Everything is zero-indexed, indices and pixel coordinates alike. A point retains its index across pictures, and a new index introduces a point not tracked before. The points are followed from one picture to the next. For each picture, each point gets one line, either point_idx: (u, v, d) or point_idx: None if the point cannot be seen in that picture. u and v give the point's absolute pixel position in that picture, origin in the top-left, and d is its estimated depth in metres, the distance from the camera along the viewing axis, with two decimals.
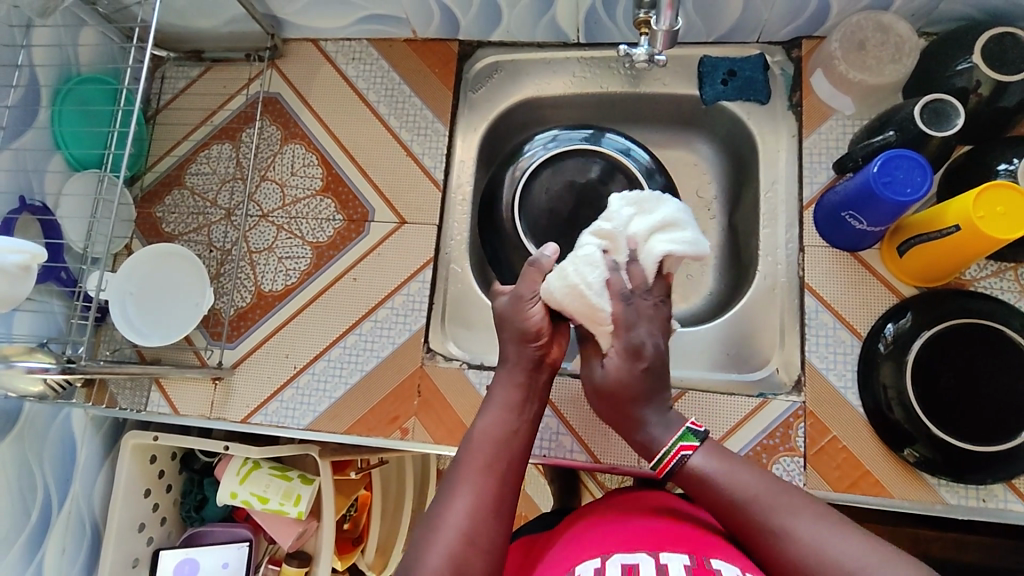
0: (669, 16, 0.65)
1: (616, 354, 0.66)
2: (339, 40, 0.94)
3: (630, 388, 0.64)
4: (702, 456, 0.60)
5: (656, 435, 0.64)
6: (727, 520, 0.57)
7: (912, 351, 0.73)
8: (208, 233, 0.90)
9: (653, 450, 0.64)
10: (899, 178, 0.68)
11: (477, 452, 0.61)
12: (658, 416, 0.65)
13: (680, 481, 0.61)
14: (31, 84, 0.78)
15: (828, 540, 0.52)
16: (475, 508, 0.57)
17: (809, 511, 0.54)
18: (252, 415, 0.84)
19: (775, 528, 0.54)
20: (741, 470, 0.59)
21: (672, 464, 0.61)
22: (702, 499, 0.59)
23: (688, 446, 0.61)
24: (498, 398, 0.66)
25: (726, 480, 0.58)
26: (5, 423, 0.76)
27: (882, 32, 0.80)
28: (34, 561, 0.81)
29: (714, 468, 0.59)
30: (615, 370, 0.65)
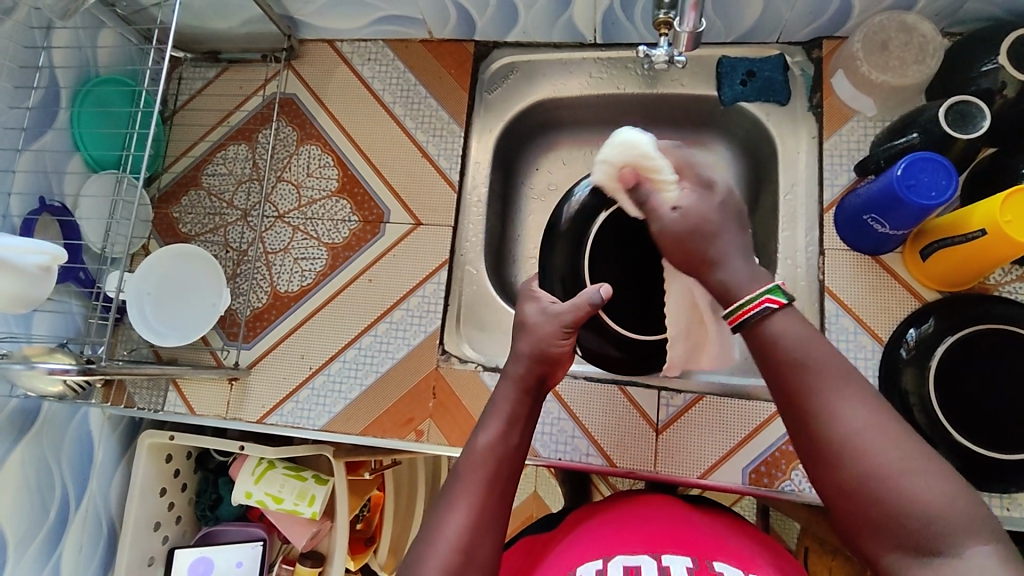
0: (692, 17, 0.64)
1: (688, 191, 0.57)
2: (355, 41, 0.95)
3: (710, 221, 0.55)
4: (783, 318, 0.51)
5: (736, 274, 0.53)
6: (779, 384, 0.50)
7: (935, 357, 0.72)
8: (225, 233, 0.91)
9: (732, 295, 0.53)
10: (924, 181, 0.67)
11: (476, 465, 0.56)
12: (744, 261, 0.54)
13: (747, 335, 0.52)
14: (52, 86, 0.79)
15: (883, 446, 0.46)
16: (471, 527, 0.52)
17: (872, 404, 0.48)
18: (267, 416, 0.84)
19: (829, 411, 0.48)
20: (817, 339, 0.50)
21: (748, 317, 0.51)
22: (761, 354, 0.51)
23: (776, 302, 0.51)
24: (501, 409, 0.61)
25: (798, 347, 0.50)
26: (25, 422, 0.76)
27: (905, 32, 0.78)
28: (52, 559, 0.82)
29: (789, 328, 0.50)
30: (692, 208, 0.56)
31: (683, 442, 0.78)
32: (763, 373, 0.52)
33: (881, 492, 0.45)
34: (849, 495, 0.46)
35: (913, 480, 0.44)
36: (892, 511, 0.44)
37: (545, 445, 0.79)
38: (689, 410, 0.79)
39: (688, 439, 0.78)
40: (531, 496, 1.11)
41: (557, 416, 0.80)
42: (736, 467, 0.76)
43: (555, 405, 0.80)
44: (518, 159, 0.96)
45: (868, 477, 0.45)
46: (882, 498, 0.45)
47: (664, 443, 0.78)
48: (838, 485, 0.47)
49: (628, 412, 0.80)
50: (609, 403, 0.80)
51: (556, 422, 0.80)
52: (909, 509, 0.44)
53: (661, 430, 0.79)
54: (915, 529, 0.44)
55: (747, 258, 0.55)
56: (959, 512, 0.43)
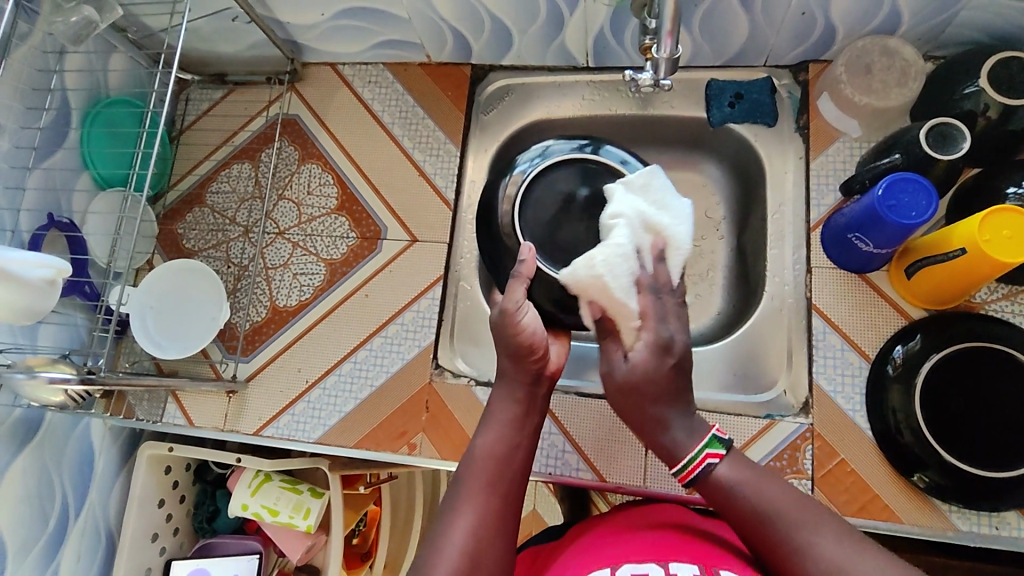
0: (668, 44, 0.67)
1: (645, 345, 0.60)
2: (356, 64, 0.98)
3: (655, 383, 0.59)
4: (729, 467, 0.56)
5: (679, 438, 0.58)
6: (753, 533, 0.52)
7: (921, 374, 0.73)
8: (227, 249, 0.93)
9: (675, 456, 0.58)
10: (904, 202, 0.68)
11: (478, 472, 0.57)
12: (683, 421, 0.59)
13: (705, 492, 0.56)
14: (63, 107, 0.82)
15: (857, 562, 0.47)
16: (477, 531, 0.53)
17: (836, 529, 0.50)
18: (264, 428, 0.86)
19: (800, 544, 0.50)
20: (767, 479, 0.54)
21: (696, 471, 0.56)
22: (722, 507, 0.55)
23: (716, 454, 0.56)
24: (498, 413, 0.62)
25: (753, 490, 0.53)
26: (27, 432, 0.78)
27: (888, 56, 0.81)
28: (50, 568, 0.83)
29: (737, 474, 0.55)
30: (641, 363, 0.59)
31: None
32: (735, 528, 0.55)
33: None
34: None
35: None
36: None
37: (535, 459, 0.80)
38: None
39: None
40: (529, 514, 1.12)
41: (548, 430, 0.81)
42: None
43: (546, 419, 0.81)
44: None
45: None
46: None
47: (654, 458, 0.79)
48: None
49: (618, 427, 0.81)
50: (599, 418, 0.81)
51: (546, 437, 0.81)
52: None
53: None
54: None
55: (688, 409, 0.60)
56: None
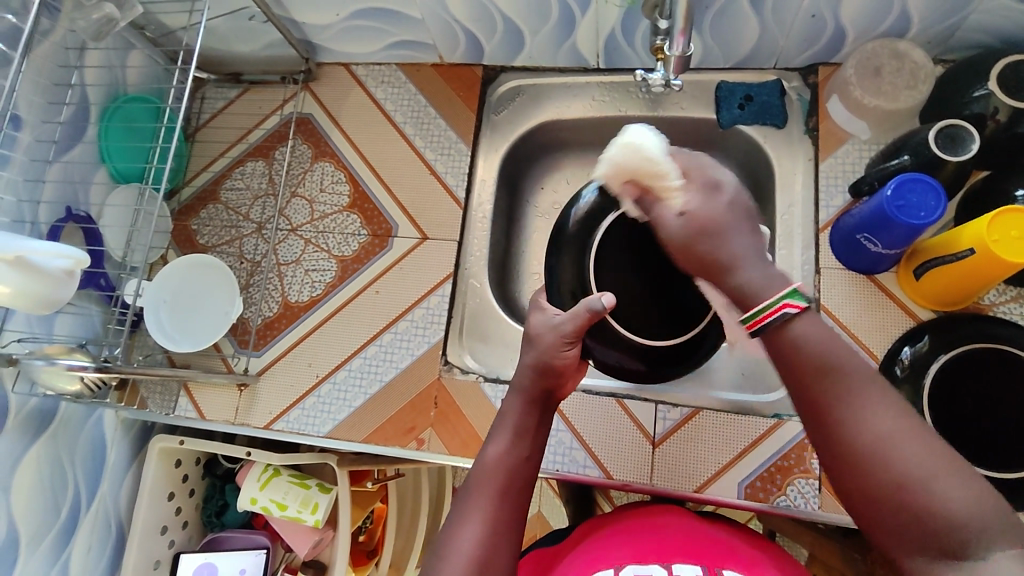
0: (681, 42, 0.68)
1: (692, 194, 0.57)
2: (369, 64, 0.99)
3: (714, 222, 0.55)
4: (805, 319, 0.49)
5: (755, 280, 0.52)
6: (805, 388, 0.49)
7: (928, 376, 0.73)
8: (240, 245, 0.94)
9: (749, 301, 0.52)
10: (912, 202, 0.69)
11: (487, 479, 0.57)
12: (760, 264, 0.53)
13: (767, 339, 0.51)
14: (82, 102, 0.84)
15: (907, 447, 0.44)
16: (486, 539, 0.53)
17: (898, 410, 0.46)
18: (274, 421, 0.86)
19: (857, 415, 0.46)
20: (837, 341, 0.49)
21: (770, 319, 0.50)
22: (780, 356, 0.50)
23: (795, 306, 0.49)
24: (508, 423, 0.62)
25: (819, 344, 0.48)
26: (42, 421, 0.79)
27: (897, 59, 0.81)
28: (61, 558, 0.84)
29: (805, 327, 0.49)
30: (698, 212, 0.56)
31: (680, 456, 0.79)
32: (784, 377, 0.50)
33: (924, 499, 0.43)
34: (880, 503, 0.45)
35: (939, 484, 0.43)
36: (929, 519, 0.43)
37: (543, 455, 0.81)
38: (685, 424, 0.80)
39: (685, 453, 0.79)
40: (535, 514, 1.12)
41: (555, 427, 0.82)
42: (733, 481, 0.77)
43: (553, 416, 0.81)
44: (523, 178, 0.99)
45: (905, 487, 0.44)
46: (909, 502, 0.43)
47: (660, 456, 0.79)
48: (860, 496, 0.46)
49: (625, 425, 0.81)
50: (607, 416, 0.82)
51: (554, 434, 0.81)
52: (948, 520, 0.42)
53: (658, 443, 0.80)
54: (938, 538, 0.43)
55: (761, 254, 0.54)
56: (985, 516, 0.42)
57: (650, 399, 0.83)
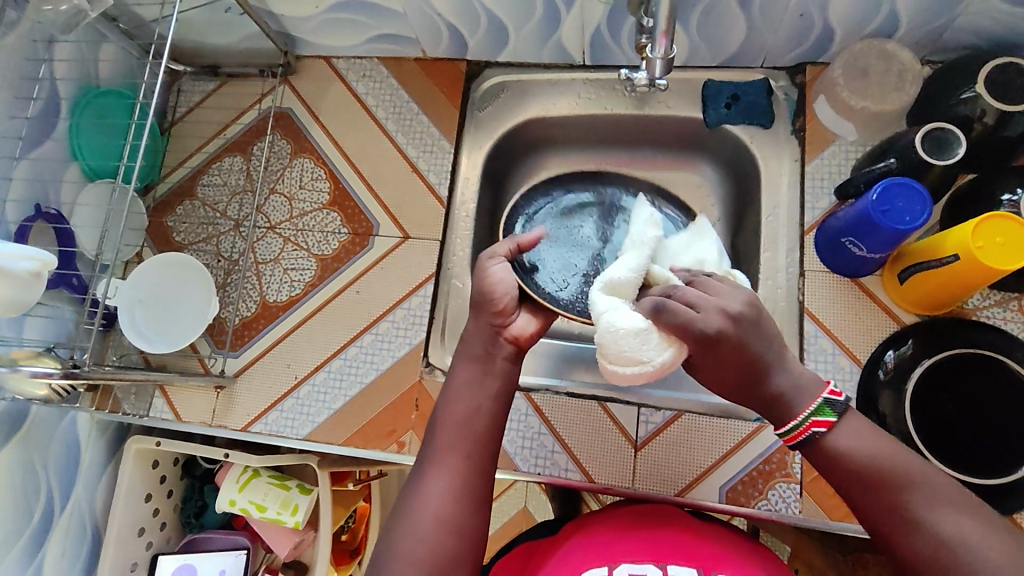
0: (663, 44, 0.66)
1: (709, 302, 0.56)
2: (350, 58, 0.97)
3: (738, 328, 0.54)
4: (841, 433, 0.52)
5: (785, 387, 0.54)
6: (863, 495, 0.51)
7: (912, 379, 0.73)
8: (217, 243, 0.92)
9: (781, 416, 0.54)
10: (898, 207, 0.68)
11: (447, 439, 0.58)
12: (787, 371, 0.54)
13: (809, 452, 0.54)
14: (52, 97, 0.81)
15: (972, 539, 0.47)
16: (450, 501, 0.55)
17: (961, 504, 0.49)
18: (252, 424, 0.85)
19: (918, 518, 0.49)
20: (880, 442, 0.52)
21: (805, 436, 0.53)
22: (828, 469, 0.53)
23: (824, 421, 0.53)
24: (462, 375, 0.62)
25: (861, 455, 0.51)
26: (12, 424, 0.78)
27: (885, 59, 0.80)
28: (34, 563, 0.82)
29: (850, 431, 0.52)
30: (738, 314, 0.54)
31: (663, 460, 0.78)
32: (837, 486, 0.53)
33: None
34: None
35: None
36: None
37: (525, 459, 0.80)
38: (668, 428, 0.79)
39: (667, 458, 0.78)
40: (519, 511, 1.12)
41: (538, 430, 0.81)
42: (714, 485, 0.77)
43: (535, 419, 0.80)
44: (508, 176, 0.98)
45: None
46: None
47: (643, 460, 0.78)
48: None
49: (608, 428, 0.80)
50: (589, 419, 0.81)
51: (537, 437, 0.80)
52: None
53: (640, 446, 0.79)
54: None
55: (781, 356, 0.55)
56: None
57: (633, 402, 0.82)
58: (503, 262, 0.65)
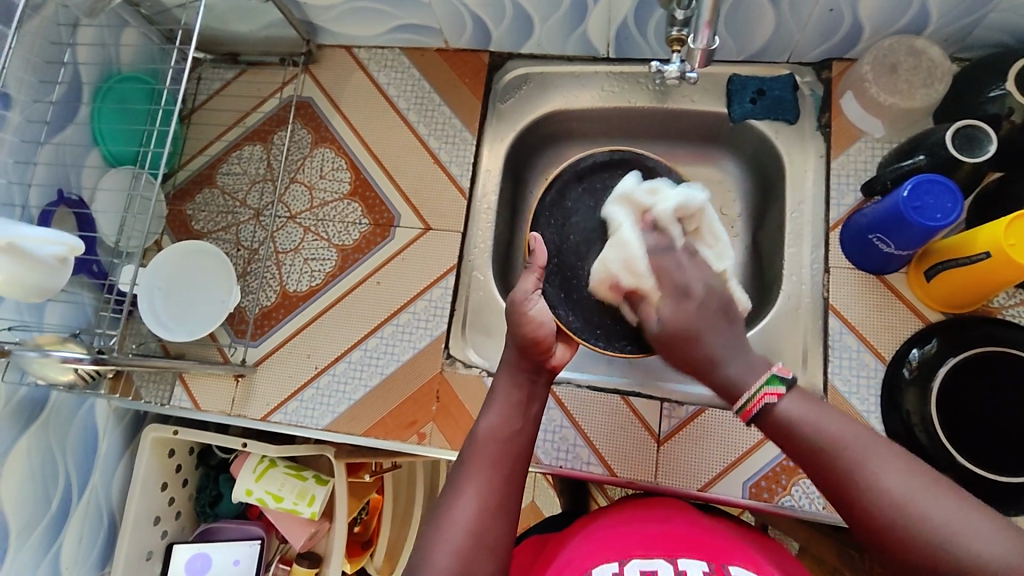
0: (705, 35, 0.66)
1: (666, 300, 0.65)
2: (372, 48, 0.96)
3: (687, 326, 0.61)
4: (791, 402, 0.54)
5: (736, 373, 0.58)
6: (819, 467, 0.52)
7: (937, 378, 0.72)
8: (237, 232, 0.92)
9: (735, 393, 0.57)
10: (929, 204, 0.68)
11: (482, 452, 0.60)
12: (740, 357, 0.59)
13: (764, 426, 0.55)
14: (75, 81, 0.81)
15: (928, 501, 0.47)
16: (480, 511, 0.56)
17: (908, 467, 0.49)
18: (271, 413, 0.85)
19: (872, 483, 0.48)
20: (831, 414, 0.53)
21: (756, 408, 0.55)
22: (784, 441, 0.54)
23: (774, 391, 0.54)
24: (501, 396, 0.65)
25: (814, 430, 0.52)
26: (33, 410, 0.77)
27: (914, 56, 0.80)
28: (52, 550, 0.82)
29: (798, 403, 0.54)
30: (671, 318, 0.63)
31: (684, 455, 0.78)
32: (797, 459, 0.54)
33: (951, 553, 0.45)
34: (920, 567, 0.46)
35: (979, 540, 0.44)
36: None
37: (546, 452, 0.80)
38: (691, 422, 0.79)
39: (689, 452, 0.78)
40: (529, 505, 1.12)
41: (560, 423, 0.80)
42: (736, 480, 0.76)
43: (557, 412, 0.80)
44: (528, 169, 0.97)
45: (930, 547, 0.45)
46: (943, 559, 0.45)
47: (664, 455, 0.78)
48: (906, 567, 0.47)
49: (629, 422, 0.80)
50: (611, 413, 0.81)
51: (558, 430, 0.80)
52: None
53: (663, 441, 0.79)
54: None
55: (743, 351, 0.60)
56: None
57: (655, 396, 0.82)
58: (541, 302, 0.69)
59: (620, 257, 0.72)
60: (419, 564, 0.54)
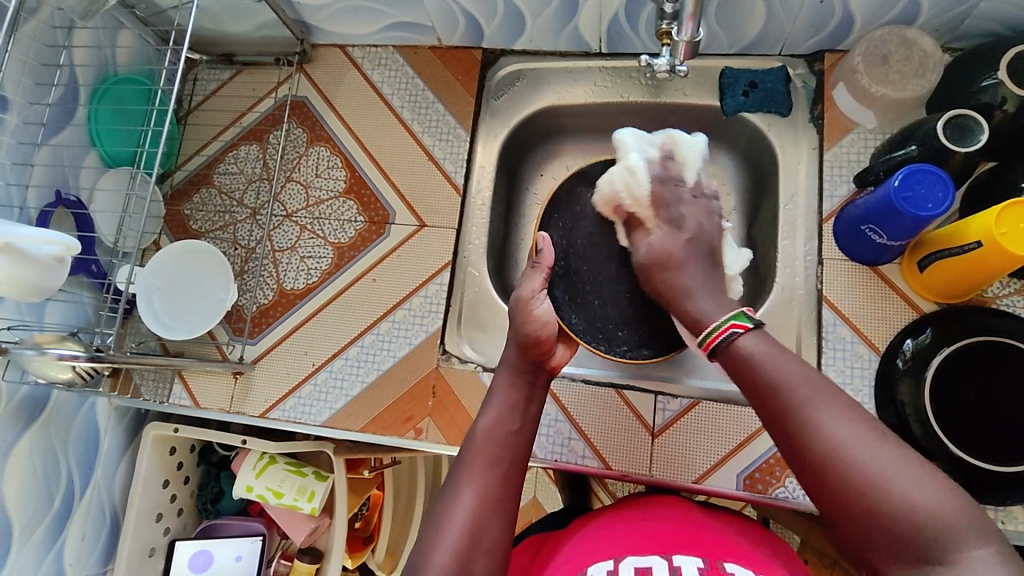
0: (689, 27, 0.66)
1: (660, 228, 0.72)
2: (366, 46, 0.97)
3: (674, 253, 0.68)
4: (752, 338, 0.56)
5: (706, 308, 0.62)
6: (764, 403, 0.53)
7: (932, 367, 0.72)
8: (234, 231, 0.93)
9: (703, 325, 0.61)
10: (920, 193, 0.68)
11: (481, 450, 0.61)
12: (710, 296, 0.64)
13: (722, 360, 0.57)
14: (71, 83, 0.81)
15: (865, 445, 0.48)
16: (478, 510, 0.57)
17: (850, 411, 0.50)
18: (270, 410, 0.86)
19: (815, 422, 0.50)
20: (787, 355, 0.54)
21: (719, 340, 0.58)
22: (737, 374, 0.56)
23: (741, 325, 0.57)
24: (499, 397, 0.67)
25: (767, 363, 0.53)
26: (34, 409, 0.78)
27: (906, 46, 0.79)
28: (54, 547, 0.83)
29: (755, 341, 0.56)
30: (660, 243, 0.70)
31: (679, 447, 0.78)
32: (747, 395, 0.55)
33: (879, 495, 0.46)
34: (850, 507, 0.47)
35: (907, 487, 0.46)
36: (886, 517, 0.46)
37: (541, 446, 0.80)
38: (685, 415, 0.79)
39: (684, 445, 0.78)
40: (531, 501, 1.13)
41: (555, 418, 0.81)
42: (731, 473, 0.77)
43: (552, 407, 0.81)
44: (523, 165, 0.98)
45: (861, 487, 0.47)
46: (872, 500, 0.46)
47: (659, 447, 0.79)
48: (837, 507, 0.48)
49: (624, 415, 0.81)
50: (606, 406, 0.81)
51: (553, 424, 0.81)
52: (903, 518, 0.45)
53: (657, 434, 0.79)
54: (904, 530, 0.45)
55: (709, 287, 0.65)
56: (956, 514, 0.45)
57: (649, 389, 0.82)
58: (546, 302, 0.72)
59: (629, 173, 0.76)
60: (420, 561, 0.54)
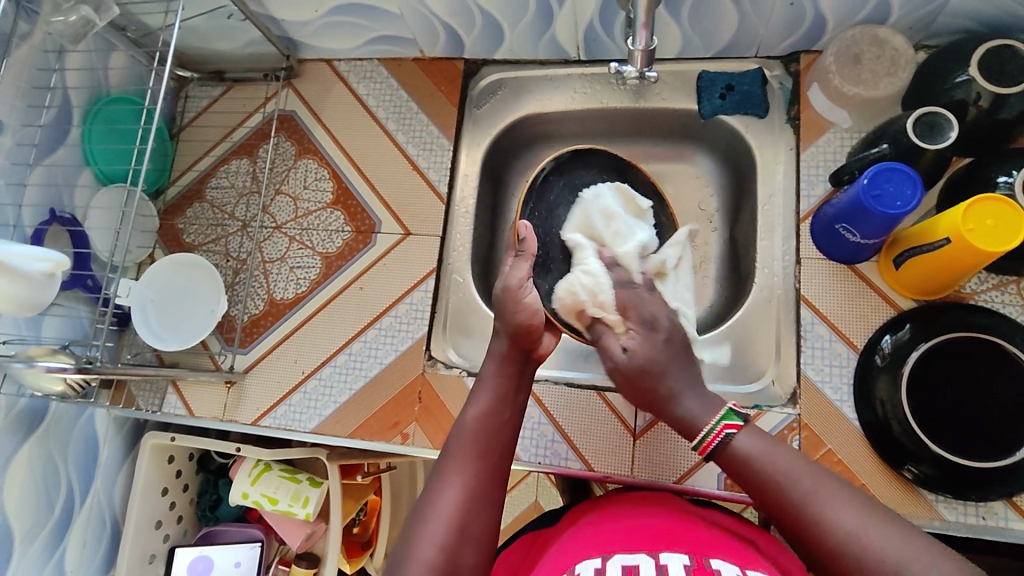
0: (643, 37, 0.69)
1: (635, 333, 0.65)
2: (351, 60, 0.99)
3: (656, 362, 0.62)
4: (745, 438, 0.57)
5: (693, 408, 0.61)
6: (772, 504, 0.54)
7: (908, 365, 0.72)
8: (226, 244, 0.95)
9: (693, 429, 0.60)
10: (889, 191, 0.68)
11: (468, 445, 0.62)
12: (696, 393, 0.62)
13: (720, 461, 0.58)
14: (64, 105, 0.84)
15: (875, 531, 0.49)
16: (463, 502, 0.58)
17: (852, 499, 0.52)
18: (262, 417, 0.88)
19: (824, 517, 0.51)
20: (781, 451, 0.56)
21: (712, 445, 0.58)
22: (740, 478, 0.57)
23: (732, 425, 0.58)
24: (487, 387, 0.67)
25: (764, 468, 0.55)
26: (33, 421, 0.81)
27: (878, 46, 0.80)
28: (55, 555, 0.85)
29: (746, 442, 0.57)
30: (640, 349, 0.63)
31: (661, 448, 0.79)
32: (754, 498, 0.56)
33: None
34: None
35: (927, 567, 0.47)
36: None
37: (525, 449, 0.81)
38: None
39: (666, 445, 0.79)
40: (531, 504, 1.13)
41: (538, 421, 0.82)
42: (713, 472, 0.77)
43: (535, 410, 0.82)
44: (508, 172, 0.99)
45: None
46: None
47: (641, 448, 0.80)
48: None
49: (607, 417, 0.82)
50: (589, 409, 0.82)
51: (536, 427, 0.82)
52: None
53: (638, 435, 0.80)
54: None
55: (697, 386, 0.62)
56: None
57: None
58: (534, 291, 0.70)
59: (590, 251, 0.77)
60: (403, 556, 0.55)
